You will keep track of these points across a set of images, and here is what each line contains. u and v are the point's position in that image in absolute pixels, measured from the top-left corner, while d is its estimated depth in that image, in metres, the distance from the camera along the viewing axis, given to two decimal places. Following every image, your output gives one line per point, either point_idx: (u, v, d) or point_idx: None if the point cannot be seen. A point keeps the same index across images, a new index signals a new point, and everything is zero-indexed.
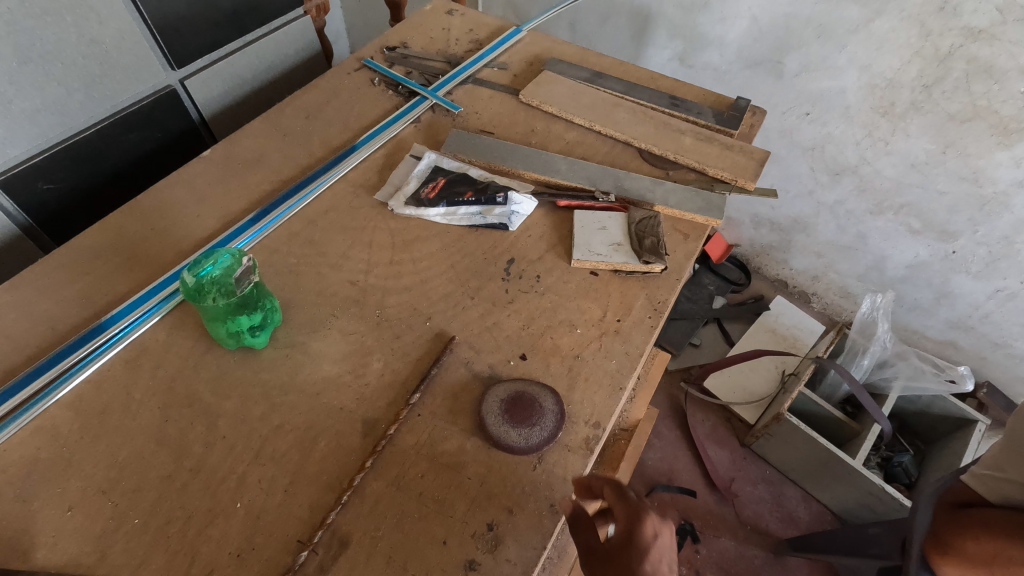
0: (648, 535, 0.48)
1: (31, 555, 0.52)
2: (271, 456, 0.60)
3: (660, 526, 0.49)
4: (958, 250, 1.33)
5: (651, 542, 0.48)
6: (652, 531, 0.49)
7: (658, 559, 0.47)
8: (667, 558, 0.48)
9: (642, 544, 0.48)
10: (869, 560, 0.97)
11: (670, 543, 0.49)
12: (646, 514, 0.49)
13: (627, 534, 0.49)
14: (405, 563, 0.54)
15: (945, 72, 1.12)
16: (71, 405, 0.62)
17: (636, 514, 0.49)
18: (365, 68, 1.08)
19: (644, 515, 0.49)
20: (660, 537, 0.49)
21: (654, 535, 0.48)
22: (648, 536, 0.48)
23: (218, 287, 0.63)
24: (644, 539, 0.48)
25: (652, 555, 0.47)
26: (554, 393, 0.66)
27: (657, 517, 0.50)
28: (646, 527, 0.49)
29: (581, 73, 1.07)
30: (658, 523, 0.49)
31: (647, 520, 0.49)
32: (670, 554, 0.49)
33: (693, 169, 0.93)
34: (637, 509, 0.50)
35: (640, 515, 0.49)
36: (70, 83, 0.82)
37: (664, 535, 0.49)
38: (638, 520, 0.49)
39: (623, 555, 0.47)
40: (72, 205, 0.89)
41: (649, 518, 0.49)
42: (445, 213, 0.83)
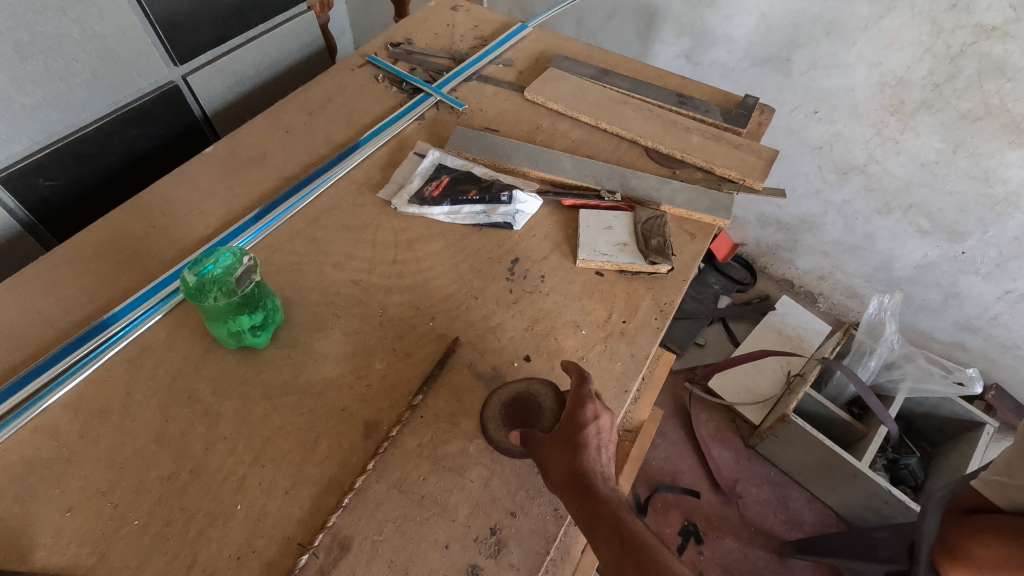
0: (587, 415, 0.55)
1: (30, 557, 0.52)
2: (272, 457, 0.59)
3: (600, 409, 0.56)
4: (967, 251, 1.32)
5: (590, 420, 0.55)
6: (592, 412, 0.55)
7: (594, 434, 0.54)
8: (606, 434, 0.55)
9: (579, 422, 0.55)
10: (875, 564, 0.96)
11: (610, 423, 0.56)
12: (587, 399, 0.56)
13: (569, 416, 0.56)
14: (406, 567, 0.54)
15: (957, 70, 1.10)
16: (71, 404, 0.61)
17: (578, 399, 0.56)
18: (369, 65, 1.07)
19: (586, 400, 0.55)
20: (600, 418, 0.56)
21: (593, 415, 0.55)
22: (588, 416, 0.55)
23: (218, 285, 0.62)
24: (583, 419, 0.55)
25: (590, 431, 0.54)
26: (552, 388, 0.61)
27: (598, 402, 0.56)
28: (587, 410, 0.55)
29: (587, 69, 1.06)
30: (599, 407, 0.56)
31: (587, 404, 0.55)
32: (609, 431, 0.56)
33: (700, 168, 0.92)
34: (581, 395, 0.56)
35: (582, 400, 0.56)
36: (72, 78, 0.81)
37: (604, 416, 0.56)
38: (579, 403, 0.56)
39: (565, 431, 0.55)
40: (74, 202, 0.89)
41: (589, 402, 0.56)
42: (449, 212, 0.82)
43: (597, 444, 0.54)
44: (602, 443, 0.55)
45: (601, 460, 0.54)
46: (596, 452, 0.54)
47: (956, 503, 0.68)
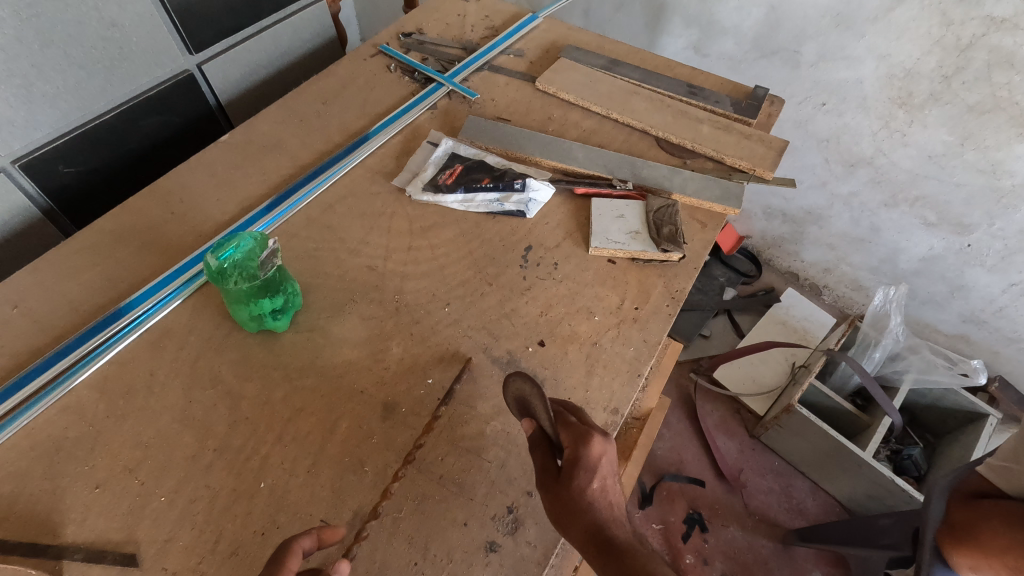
0: (597, 455, 0.52)
1: (61, 531, 0.53)
2: (293, 437, 0.60)
3: (606, 446, 0.53)
4: (973, 243, 1.32)
5: (599, 460, 0.52)
6: (600, 450, 0.53)
7: (603, 474, 0.52)
8: (612, 469, 0.53)
9: (586, 463, 0.52)
10: (876, 551, 0.99)
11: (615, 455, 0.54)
12: (594, 435, 0.53)
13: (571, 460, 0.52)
14: (426, 544, 0.55)
15: (966, 62, 1.10)
16: (96, 385, 0.62)
17: (585, 435, 0.53)
18: (381, 54, 1.07)
19: (589, 439, 0.52)
20: (607, 453, 0.53)
21: (602, 454, 0.52)
22: (597, 456, 0.52)
23: (240, 271, 0.64)
24: (591, 460, 0.52)
25: (600, 471, 0.52)
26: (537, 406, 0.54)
27: (602, 436, 0.53)
28: (595, 446, 0.52)
29: (598, 60, 1.07)
30: (605, 441, 0.53)
31: (596, 440, 0.53)
32: (615, 464, 0.54)
33: (710, 158, 0.93)
34: (587, 431, 0.53)
35: (589, 436, 0.53)
36: (91, 66, 0.82)
37: (609, 451, 0.53)
38: (587, 440, 0.52)
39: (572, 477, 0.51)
40: (91, 189, 0.90)
41: (597, 439, 0.53)
42: (463, 200, 0.83)
43: (606, 486, 0.52)
44: (609, 485, 0.53)
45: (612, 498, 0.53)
46: (607, 493, 0.52)
47: (960, 488, 0.69)
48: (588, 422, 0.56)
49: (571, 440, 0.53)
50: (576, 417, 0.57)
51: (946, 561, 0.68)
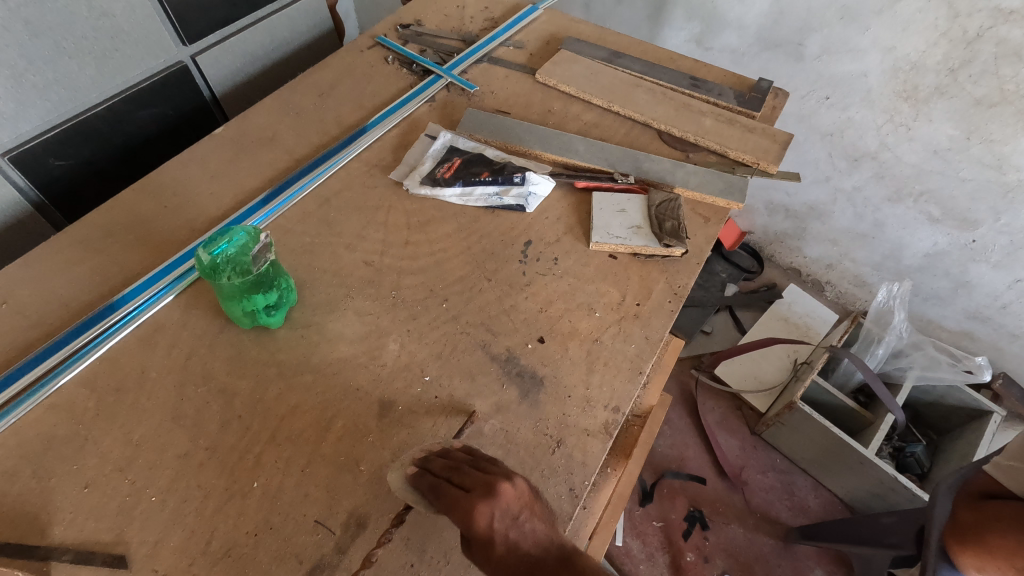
0: (484, 526, 0.44)
1: (48, 532, 0.52)
2: (287, 436, 0.59)
3: (492, 508, 0.45)
4: (978, 239, 1.31)
5: (492, 526, 0.45)
6: (489, 518, 0.45)
7: (503, 532, 0.44)
8: (512, 513, 0.46)
9: (482, 535, 0.44)
10: (883, 550, 0.97)
11: (510, 497, 0.46)
12: (477, 507, 0.45)
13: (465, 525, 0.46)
14: (423, 545, 0.54)
15: (973, 55, 1.08)
16: (86, 382, 0.61)
17: (466, 512, 0.45)
18: (379, 46, 1.06)
19: (475, 505, 0.45)
20: (495, 511, 0.45)
21: (491, 520, 0.45)
22: (486, 525, 0.45)
23: (232, 266, 0.62)
24: (482, 531, 0.44)
25: (498, 534, 0.44)
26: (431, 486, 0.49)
27: (483, 502, 0.46)
28: (480, 518, 0.45)
29: (599, 52, 1.05)
30: (488, 504, 0.45)
31: (478, 514, 0.45)
32: (513, 507, 0.46)
33: (714, 151, 0.91)
34: (468, 505, 0.46)
35: (472, 512, 0.45)
36: (81, 56, 0.80)
37: (496, 506, 0.46)
38: (470, 516, 0.45)
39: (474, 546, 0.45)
40: (82, 183, 0.88)
41: (478, 510, 0.45)
42: (462, 194, 0.81)
43: (514, 539, 0.44)
44: (518, 533, 0.45)
45: (528, 541, 0.44)
46: (519, 542, 0.44)
47: (968, 488, 0.68)
48: (469, 484, 0.48)
49: (459, 514, 0.46)
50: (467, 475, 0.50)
51: (952, 562, 0.67)
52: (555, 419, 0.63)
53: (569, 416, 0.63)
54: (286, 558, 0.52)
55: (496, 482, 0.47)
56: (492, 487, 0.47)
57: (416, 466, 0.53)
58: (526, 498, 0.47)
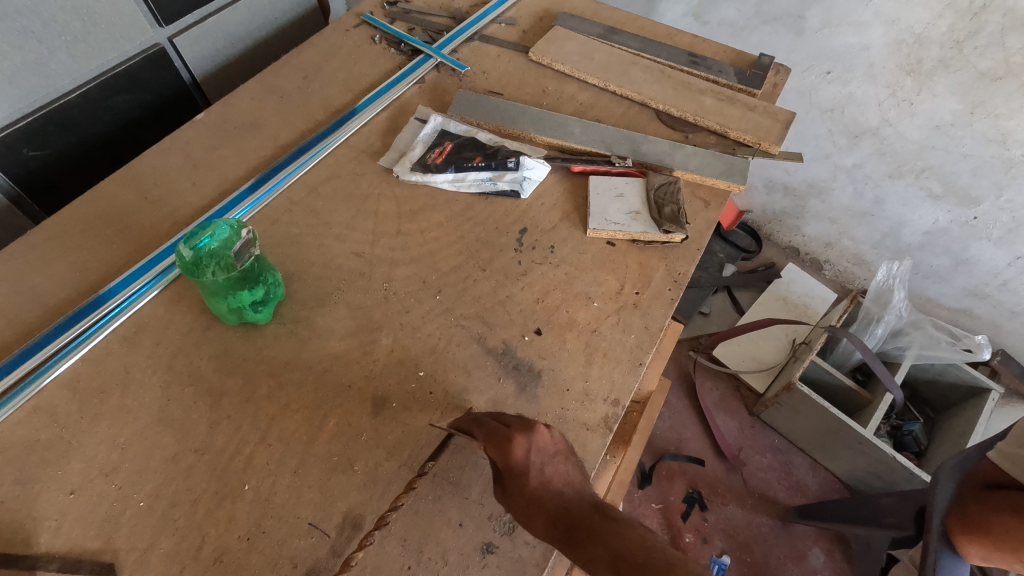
0: (521, 457, 0.50)
1: (33, 541, 0.50)
2: (279, 436, 0.57)
3: (530, 443, 0.51)
4: (979, 216, 1.29)
5: (528, 458, 0.50)
6: (524, 450, 0.50)
7: (538, 466, 0.50)
8: (547, 453, 0.51)
9: (518, 466, 0.50)
10: (882, 530, 0.97)
11: (546, 439, 0.52)
12: (514, 439, 0.51)
13: (501, 449, 0.51)
14: (420, 546, 0.53)
15: (978, 26, 1.05)
16: (68, 384, 0.59)
17: (506, 441, 0.51)
18: (365, 24, 1.01)
19: (516, 438, 0.50)
20: (533, 450, 0.50)
21: (527, 452, 0.50)
22: (523, 456, 0.50)
23: (216, 260, 0.59)
24: (518, 462, 0.50)
25: (533, 467, 0.49)
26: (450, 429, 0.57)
27: (521, 435, 0.51)
28: (517, 449, 0.50)
29: (594, 28, 1.01)
30: (526, 437, 0.51)
31: (516, 443, 0.50)
32: (548, 447, 0.51)
33: (713, 131, 0.88)
34: (507, 437, 0.51)
35: (509, 441, 0.50)
36: (51, 40, 0.76)
37: (533, 442, 0.51)
38: (507, 448, 0.50)
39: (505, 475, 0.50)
40: (60, 172, 0.85)
41: (517, 442, 0.50)
42: (454, 180, 0.78)
43: (547, 475, 0.49)
44: (551, 471, 0.50)
45: (559, 480, 0.50)
46: (552, 479, 0.49)
47: (973, 477, 0.67)
48: (509, 422, 0.53)
49: (497, 448, 0.51)
50: (497, 420, 0.55)
51: (954, 547, 0.66)
52: (553, 413, 0.61)
53: (568, 410, 0.61)
54: (280, 563, 0.51)
55: (535, 423, 0.53)
56: (530, 426, 0.52)
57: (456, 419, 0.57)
58: (560, 446, 0.52)
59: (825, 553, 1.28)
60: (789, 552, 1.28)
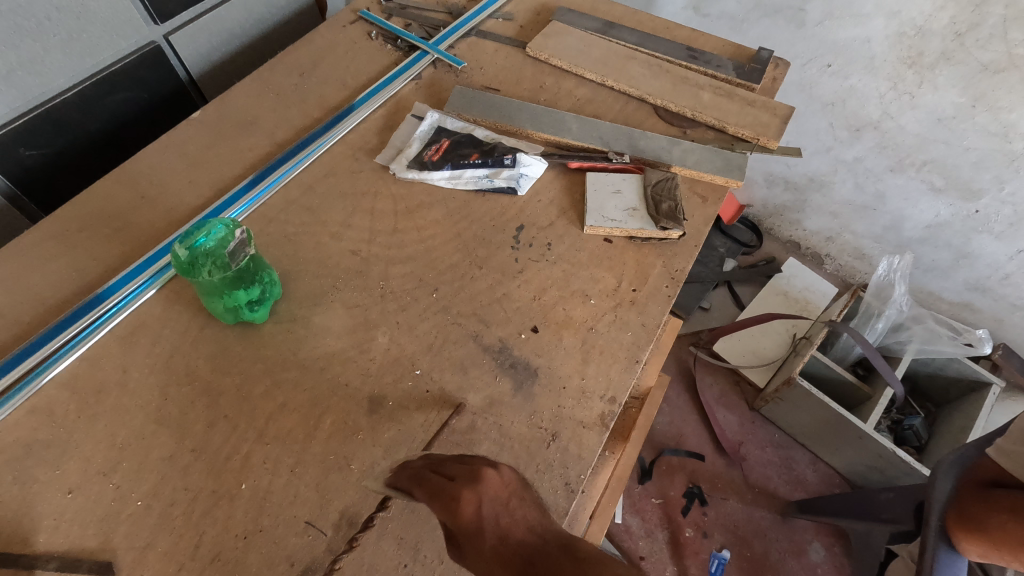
0: (471, 513, 0.40)
1: (32, 541, 0.51)
2: (275, 435, 0.57)
3: (479, 495, 0.41)
4: (981, 210, 1.28)
5: (479, 513, 0.40)
6: (475, 505, 0.41)
7: (493, 517, 0.40)
8: (501, 501, 0.41)
9: (469, 526, 0.40)
10: (879, 525, 0.98)
11: (496, 486, 0.42)
12: (461, 496, 0.41)
13: (446, 507, 0.42)
14: (416, 544, 0.53)
15: (981, 18, 1.04)
16: (65, 384, 0.59)
17: (451, 499, 0.42)
18: (362, 20, 1.01)
19: (460, 493, 0.41)
20: (481, 500, 0.41)
21: (478, 506, 0.41)
22: (472, 510, 0.40)
23: (211, 259, 0.59)
24: (469, 519, 0.40)
25: (486, 521, 0.39)
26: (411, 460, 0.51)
27: (467, 489, 0.42)
28: (464, 504, 0.41)
29: (592, 23, 1.00)
30: (473, 490, 0.42)
31: (464, 500, 0.41)
32: (502, 494, 0.42)
33: (712, 126, 0.88)
34: (452, 492, 0.42)
35: (456, 499, 0.42)
36: (47, 39, 0.76)
37: (483, 493, 0.41)
38: (455, 507, 0.41)
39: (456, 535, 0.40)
40: (56, 170, 0.85)
41: (464, 497, 0.41)
42: (450, 177, 0.78)
43: (505, 525, 0.39)
44: (508, 518, 0.40)
45: (519, 527, 0.39)
46: (511, 529, 0.39)
47: (973, 474, 0.67)
48: (455, 473, 0.45)
49: (443, 505, 0.42)
50: (444, 475, 0.46)
51: (951, 543, 0.66)
52: (550, 411, 0.61)
53: (564, 408, 0.61)
54: (277, 562, 0.51)
55: (482, 468, 0.44)
56: (477, 474, 0.43)
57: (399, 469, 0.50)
58: (513, 486, 0.43)
59: (825, 547, 1.29)
60: (789, 547, 1.28)
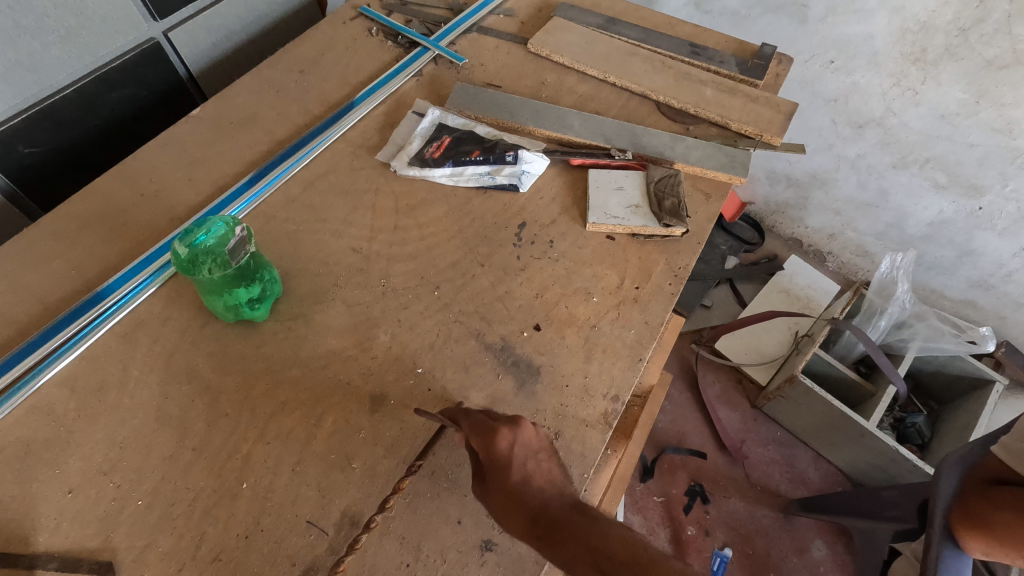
0: (506, 449, 0.49)
1: (32, 540, 0.50)
2: (276, 434, 0.57)
3: (514, 437, 0.50)
4: (984, 207, 1.27)
5: (512, 452, 0.49)
6: (509, 443, 0.50)
7: (523, 460, 0.50)
8: (532, 450, 0.51)
9: (501, 459, 0.49)
10: (884, 523, 0.97)
11: (529, 435, 0.51)
12: (499, 432, 0.50)
13: (484, 444, 0.50)
14: (418, 544, 0.53)
15: (985, 14, 1.03)
16: (65, 383, 0.59)
17: (491, 434, 0.50)
18: (362, 17, 1.00)
19: (500, 430, 0.50)
20: (517, 445, 0.50)
21: (512, 446, 0.50)
22: (507, 449, 0.49)
23: (211, 257, 0.59)
24: (503, 454, 0.49)
25: (517, 459, 0.49)
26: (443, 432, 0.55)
27: (506, 428, 0.50)
28: (502, 442, 0.50)
29: (594, 18, 1.00)
30: (511, 431, 0.50)
31: (501, 436, 0.50)
32: (533, 444, 0.51)
33: (714, 123, 0.87)
34: (491, 430, 0.50)
35: (494, 432, 0.50)
36: (45, 36, 0.76)
37: (518, 436, 0.50)
38: (491, 438, 0.50)
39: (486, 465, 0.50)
40: (55, 168, 0.85)
41: (501, 434, 0.50)
42: (452, 174, 0.77)
43: (530, 469, 0.49)
44: (534, 466, 0.50)
45: (541, 477, 0.49)
46: (534, 475, 0.49)
47: (978, 472, 0.67)
48: (496, 417, 0.53)
49: (480, 441, 0.50)
50: (483, 413, 0.54)
51: (956, 542, 0.66)
52: (553, 410, 0.61)
53: (567, 407, 0.61)
54: (279, 561, 0.51)
55: (521, 419, 0.52)
56: (516, 419, 0.52)
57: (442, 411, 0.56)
58: (545, 443, 0.52)
59: (827, 545, 1.28)
60: (791, 545, 1.28)
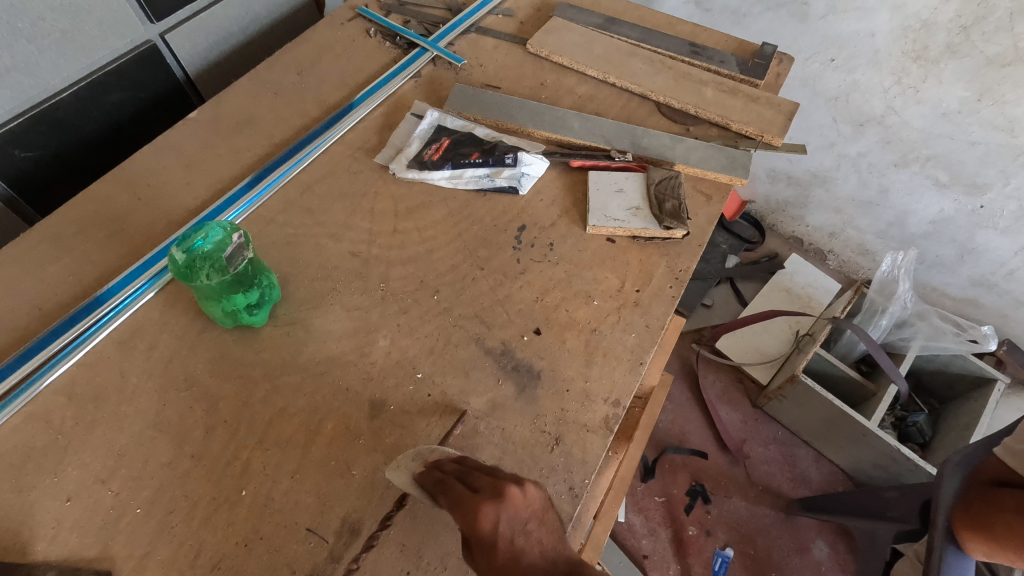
0: (489, 529, 0.41)
1: (30, 550, 0.50)
2: (275, 441, 0.57)
3: (498, 511, 0.41)
4: (986, 205, 1.27)
5: (496, 530, 0.41)
6: (492, 520, 0.41)
7: (509, 537, 0.41)
8: (520, 520, 0.42)
9: (484, 541, 0.41)
10: (885, 523, 0.97)
11: (518, 503, 0.42)
12: (481, 508, 0.42)
13: (465, 516, 0.43)
14: (419, 551, 0.52)
15: (987, 11, 1.02)
16: (63, 390, 0.58)
17: (472, 512, 0.42)
18: (360, 18, 1.00)
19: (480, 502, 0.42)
20: (501, 516, 0.41)
21: (496, 522, 0.41)
22: (490, 528, 0.41)
23: (209, 263, 0.60)
24: (486, 534, 0.41)
25: (503, 537, 0.41)
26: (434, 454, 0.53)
27: (488, 502, 0.42)
28: (483, 521, 0.41)
29: (594, 18, 0.99)
30: (493, 505, 0.42)
31: (482, 515, 0.41)
32: (522, 514, 0.42)
33: (715, 123, 0.87)
34: (473, 506, 0.42)
35: (476, 511, 0.42)
36: (40, 39, 0.75)
37: (503, 508, 0.42)
38: (473, 519, 0.42)
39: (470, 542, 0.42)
40: (52, 172, 0.84)
41: (483, 512, 0.41)
42: (451, 176, 0.77)
43: (519, 546, 0.40)
44: (524, 540, 0.41)
45: (533, 550, 0.40)
46: (524, 551, 0.40)
47: (979, 475, 0.66)
48: (480, 484, 0.45)
49: (461, 516, 0.43)
50: (467, 480, 0.46)
51: (958, 544, 0.65)
52: (554, 415, 0.60)
53: (567, 412, 0.61)
54: (278, 568, 0.51)
55: (507, 485, 0.43)
56: (500, 490, 0.43)
57: (427, 466, 0.50)
58: (536, 505, 0.43)
59: (829, 545, 1.28)
60: (792, 544, 1.28)
